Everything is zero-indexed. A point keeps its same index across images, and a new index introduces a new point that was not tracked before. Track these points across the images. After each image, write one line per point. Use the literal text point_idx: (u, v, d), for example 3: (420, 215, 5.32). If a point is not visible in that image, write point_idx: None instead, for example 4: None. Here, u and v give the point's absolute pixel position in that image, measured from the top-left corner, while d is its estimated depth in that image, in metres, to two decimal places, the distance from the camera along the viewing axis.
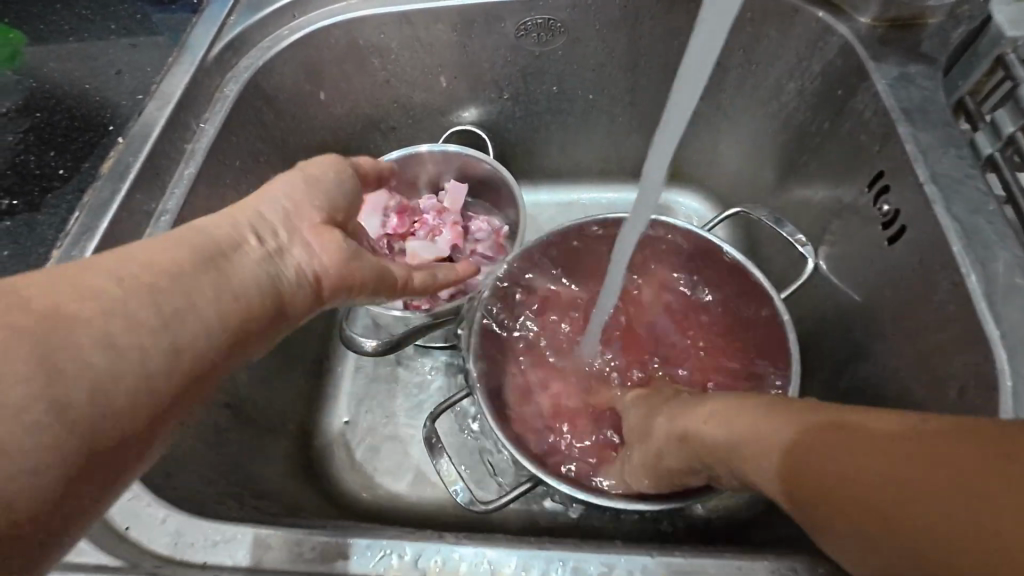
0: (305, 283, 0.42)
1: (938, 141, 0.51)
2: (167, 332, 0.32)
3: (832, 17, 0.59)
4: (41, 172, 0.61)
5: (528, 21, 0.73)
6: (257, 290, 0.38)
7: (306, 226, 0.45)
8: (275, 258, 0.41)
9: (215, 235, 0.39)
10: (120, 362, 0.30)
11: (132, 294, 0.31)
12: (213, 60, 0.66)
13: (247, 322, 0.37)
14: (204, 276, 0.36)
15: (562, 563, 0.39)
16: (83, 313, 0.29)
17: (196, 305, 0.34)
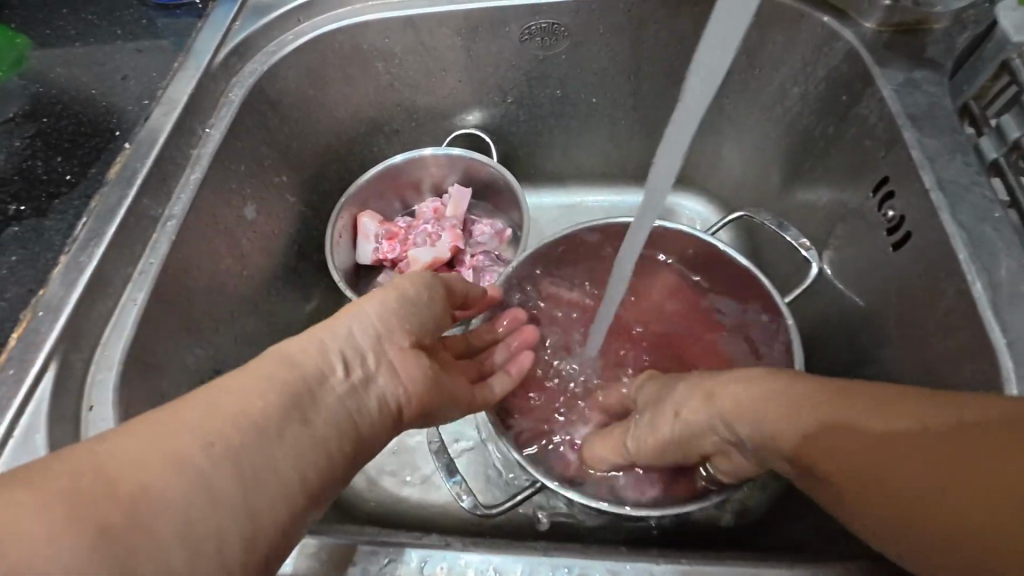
0: (382, 415, 0.42)
1: (945, 147, 0.51)
2: (246, 496, 0.31)
3: (837, 22, 0.58)
4: (49, 178, 0.61)
5: (533, 25, 0.73)
6: (339, 435, 0.38)
7: (393, 349, 0.45)
8: (361, 392, 0.41)
9: (302, 368, 0.38)
10: (194, 543, 0.28)
11: (211, 460, 0.31)
12: (219, 65, 0.67)
13: (326, 474, 0.36)
14: (287, 425, 0.35)
15: (567, 571, 0.40)
16: (163, 490, 0.28)
17: (273, 463, 0.33)
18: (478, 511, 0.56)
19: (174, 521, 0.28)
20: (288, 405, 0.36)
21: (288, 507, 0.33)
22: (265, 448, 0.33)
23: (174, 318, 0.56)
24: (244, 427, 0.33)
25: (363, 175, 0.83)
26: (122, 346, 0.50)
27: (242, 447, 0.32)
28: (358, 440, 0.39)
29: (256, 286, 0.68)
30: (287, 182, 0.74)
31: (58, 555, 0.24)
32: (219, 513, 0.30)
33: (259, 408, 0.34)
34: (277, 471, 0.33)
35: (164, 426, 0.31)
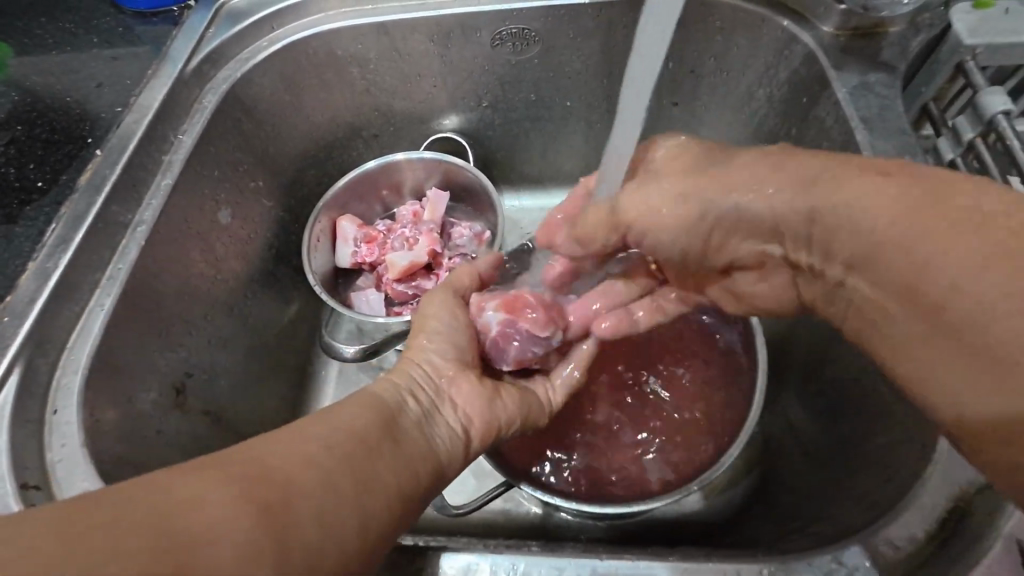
0: (453, 441, 0.46)
1: (894, 149, 0.51)
2: (351, 483, 0.35)
3: (797, 26, 0.60)
4: (21, 185, 0.62)
5: (503, 30, 0.74)
6: (424, 457, 0.42)
7: (448, 381, 0.49)
8: (430, 420, 0.46)
9: (383, 400, 0.44)
10: (322, 531, 0.32)
11: (337, 460, 0.36)
12: (192, 73, 0.67)
13: (418, 486, 0.40)
14: (379, 434, 0.40)
15: (512, 567, 0.40)
16: (303, 482, 0.33)
17: (381, 473, 0.38)
18: (449, 511, 0.57)
19: (312, 511, 0.32)
20: (376, 427, 0.41)
21: (390, 513, 0.37)
22: (372, 459, 0.38)
23: (142, 322, 0.57)
24: (356, 441, 0.38)
25: (340, 180, 0.83)
26: (87, 350, 0.51)
27: (348, 443, 0.37)
28: (435, 468, 0.43)
29: (232, 290, 0.69)
30: (264, 187, 0.75)
31: (220, 511, 0.29)
32: (346, 511, 0.34)
33: (356, 422, 0.40)
34: (385, 478, 0.37)
35: (290, 429, 0.37)
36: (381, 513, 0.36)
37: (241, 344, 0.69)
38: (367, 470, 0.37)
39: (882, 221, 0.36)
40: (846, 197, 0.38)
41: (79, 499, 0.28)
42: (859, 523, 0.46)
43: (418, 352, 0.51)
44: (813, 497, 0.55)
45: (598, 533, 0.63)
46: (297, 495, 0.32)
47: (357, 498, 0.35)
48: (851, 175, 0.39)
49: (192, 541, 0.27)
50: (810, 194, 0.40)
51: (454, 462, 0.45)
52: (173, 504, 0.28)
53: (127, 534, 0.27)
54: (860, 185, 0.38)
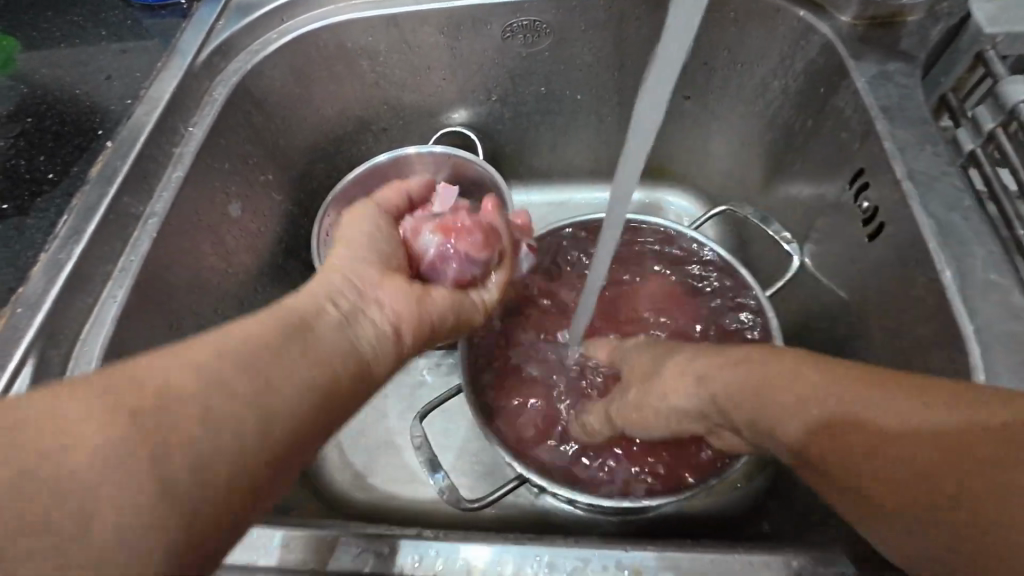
0: (382, 338, 0.44)
1: (915, 138, 0.51)
2: (255, 399, 0.34)
3: (813, 16, 0.59)
4: (32, 177, 0.62)
5: (514, 22, 0.74)
6: (345, 357, 0.41)
7: (373, 285, 0.47)
8: (353, 322, 0.43)
9: (295, 307, 0.41)
10: (220, 443, 0.32)
11: (230, 369, 0.34)
12: (202, 65, 0.67)
13: (339, 379, 0.39)
14: (287, 338, 0.38)
15: (537, 559, 0.40)
16: (190, 395, 0.32)
17: (286, 374, 0.36)
18: (461, 505, 0.57)
19: (201, 423, 0.32)
20: (281, 329, 0.39)
21: (306, 416, 0.37)
22: (275, 363, 0.36)
23: (154, 314, 0.56)
24: (255, 343, 0.36)
25: (349, 174, 0.83)
26: (101, 341, 0.51)
27: (248, 351, 0.36)
28: (360, 363, 0.42)
29: (242, 284, 0.69)
30: (273, 181, 0.75)
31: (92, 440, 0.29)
32: (245, 419, 0.33)
33: (259, 325, 0.38)
34: (290, 377, 0.36)
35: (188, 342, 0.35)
36: (296, 413, 0.36)
37: None
38: (268, 372, 0.36)
39: (747, 389, 0.40)
40: (725, 380, 0.41)
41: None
42: None
43: (333, 260, 0.48)
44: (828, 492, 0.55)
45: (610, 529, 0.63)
46: (191, 407, 0.32)
47: (259, 406, 0.34)
48: (721, 361, 0.43)
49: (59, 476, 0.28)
50: (707, 388, 0.43)
51: (384, 361, 0.44)
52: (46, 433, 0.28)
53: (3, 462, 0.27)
54: (731, 368, 0.42)
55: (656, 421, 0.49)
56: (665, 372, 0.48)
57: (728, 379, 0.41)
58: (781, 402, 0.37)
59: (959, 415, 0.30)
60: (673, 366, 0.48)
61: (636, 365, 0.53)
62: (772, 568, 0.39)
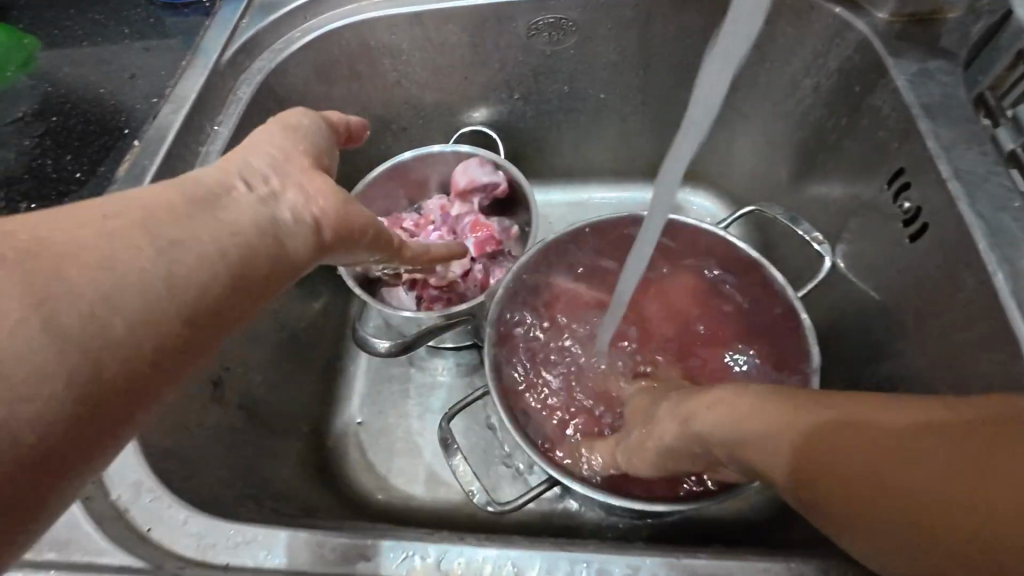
0: (309, 225, 0.38)
1: (960, 137, 0.50)
2: (160, 261, 0.29)
3: (849, 13, 0.58)
4: (59, 176, 0.62)
5: (539, 20, 0.73)
6: (262, 232, 0.35)
7: (299, 170, 0.41)
8: (271, 202, 0.37)
9: (198, 180, 0.35)
10: (117, 305, 0.27)
11: (116, 228, 0.29)
12: (227, 63, 0.67)
13: (257, 256, 0.34)
14: (192, 211, 0.32)
15: (587, 565, 0.39)
16: (59, 247, 0.26)
17: (187, 237, 0.31)
18: (491, 508, 0.57)
19: (70, 273, 0.26)
20: (181, 201, 0.32)
21: (220, 287, 0.31)
22: (178, 230, 0.31)
23: None
24: (150, 211, 0.30)
25: (371, 172, 0.82)
26: None
27: (144, 220, 0.30)
28: (281, 244, 0.36)
29: None
30: None
31: None
32: (136, 278, 0.28)
33: (159, 197, 0.32)
34: (200, 245, 0.31)
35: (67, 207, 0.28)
36: (204, 285, 0.30)
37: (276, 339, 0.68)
38: (167, 233, 0.30)
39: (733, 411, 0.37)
40: (710, 420, 0.39)
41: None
42: None
43: (243, 148, 0.41)
44: None
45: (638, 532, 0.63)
46: (68, 259, 0.26)
47: (153, 265, 0.29)
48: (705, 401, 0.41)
49: None
50: (693, 430, 0.41)
51: (311, 245, 0.38)
52: None
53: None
54: (720, 403, 0.38)
55: (653, 458, 0.48)
56: (661, 416, 0.47)
57: (716, 414, 0.38)
58: (762, 426, 0.35)
59: (956, 413, 0.29)
60: (670, 407, 0.47)
61: (636, 407, 0.55)
62: None
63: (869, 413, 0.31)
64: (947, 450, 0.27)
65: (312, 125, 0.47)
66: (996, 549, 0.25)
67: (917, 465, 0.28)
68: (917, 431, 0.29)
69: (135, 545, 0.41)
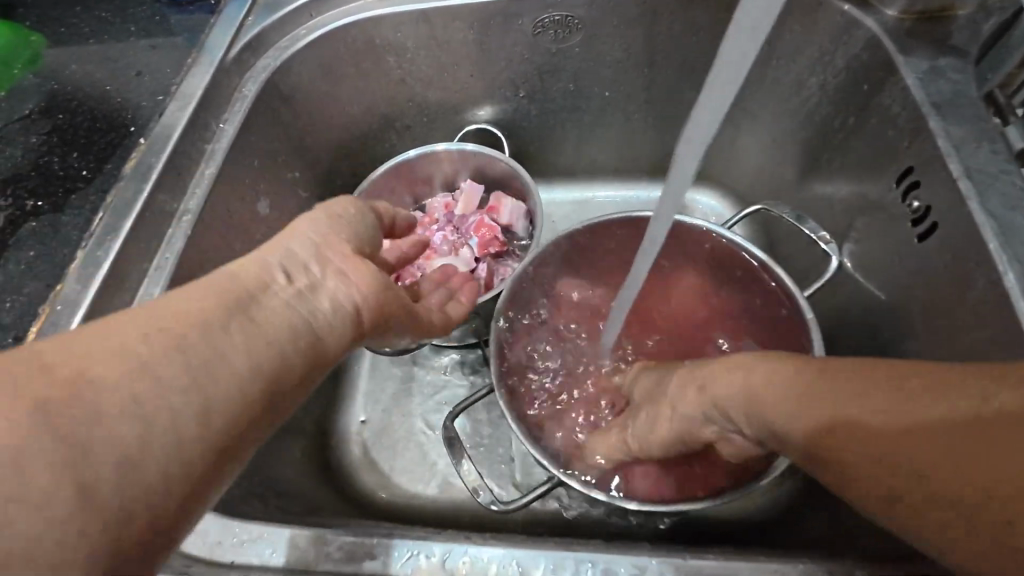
0: (342, 318, 0.40)
1: (971, 136, 0.49)
2: (195, 390, 0.30)
3: (858, 10, 0.57)
4: (65, 174, 0.62)
5: (545, 18, 0.73)
6: (296, 334, 0.36)
7: (339, 256, 0.42)
8: (307, 296, 0.38)
9: (236, 279, 0.36)
10: (153, 440, 0.27)
11: (154, 353, 0.29)
12: (232, 61, 0.67)
13: (290, 364, 0.35)
14: (229, 324, 0.33)
15: (592, 565, 0.39)
16: (106, 374, 0.27)
17: (225, 347, 0.32)
18: (495, 507, 0.56)
19: (110, 403, 0.27)
20: (219, 311, 0.33)
21: (254, 405, 0.32)
22: (215, 347, 0.31)
23: None
24: (188, 327, 0.31)
25: (375, 171, 0.82)
26: None
27: (182, 342, 0.30)
28: (315, 347, 0.37)
29: None
30: (301, 178, 0.74)
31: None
32: (177, 402, 0.29)
33: (198, 308, 0.32)
34: (235, 363, 0.32)
35: (106, 329, 0.29)
36: (237, 404, 0.31)
37: None
38: (202, 354, 0.31)
39: (743, 395, 0.38)
40: (724, 387, 0.40)
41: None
42: None
43: (286, 233, 0.42)
44: None
45: (641, 533, 0.63)
46: (105, 399, 0.27)
47: (192, 384, 0.30)
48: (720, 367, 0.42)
49: None
50: (709, 396, 0.41)
51: (342, 339, 0.40)
52: None
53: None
54: (733, 371, 0.39)
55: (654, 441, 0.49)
56: (673, 387, 0.47)
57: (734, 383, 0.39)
58: (776, 413, 0.35)
59: (956, 404, 0.27)
60: (681, 379, 0.47)
61: (644, 383, 0.54)
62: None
63: (857, 403, 0.31)
64: (938, 446, 0.27)
65: (357, 213, 0.47)
66: (998, 532, 0.26)
67: (915, 460, 0.28)
68: (913, 425, 0.29)
69: None
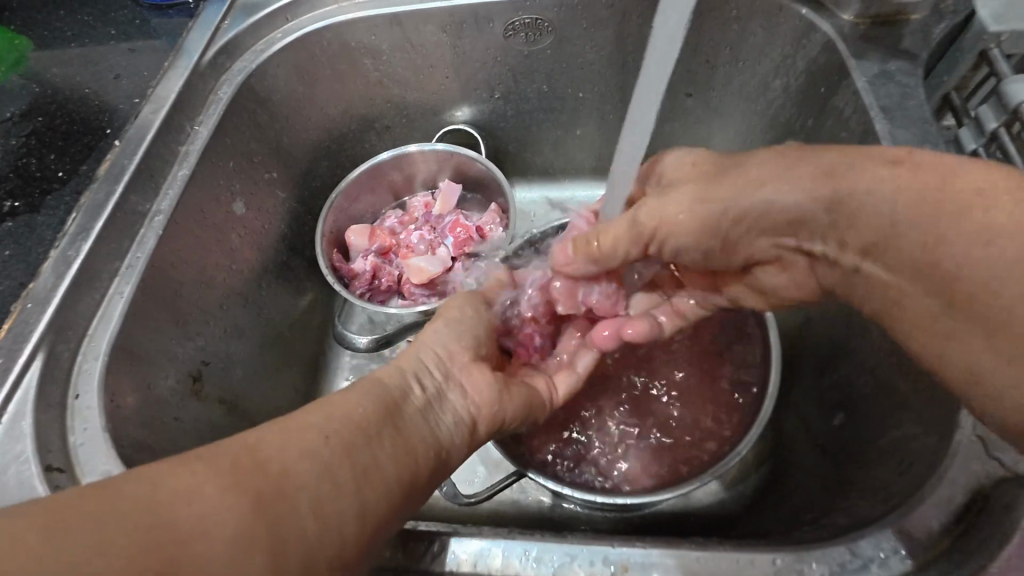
0: (462, 426, 0.44)
1: (915, 139, 0.51)
2: (359, 491, 0.34)
3: (815, 14, 0.59)
4: (42, 175, 0.63)
5: (516, 20, 0.74)
6: (428, 444, 0.40)
7: (461, 368, 0.47)
8: (435, 405, 0.44)
9: (386, 384, 0.42)
10: (323, 530, 0.32)
11: (333, 451, 0.34)
12: (208, 64, 0.68)
13: (421, 471, 0.39)
14: (385, 429, 0.38)
15: (525, 554, 0.41)
16: (297, 472, 0.32)
17: (383, 457, 0.37)
18: (457, 500, 0.58)
19: (301, 500, 0.31)
20: (376, 412, 0.39)
21: (392, 506, 0.36)
22: (376, 448, 0.37)
23: (161, 309, 0.58)
24: (355, 426, 0.37)
25: (352, 172, 0.83)
26: (108, 336, 0.52)
27: (353, 444, 0.35)
28: (440, 452, 0.41)
29: (247, 280, 0.70)
30: (278, 178, 0.76)
31: (209, 511, 0.28)
32: (339, 505, 0.33)
33: (363, 412, 0.38)
34: (388, 465, 0.36)
35: (298, 420, 0.35)
36: (382, 502, 0.35)
37: (256, 334, 0.70)
38: (365, 459, 0.35)
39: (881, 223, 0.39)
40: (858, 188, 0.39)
41: (77, 490, 0.28)
42: (865, 509, 0.46)
43: (418, 341, 0.49)
44: (819, 490, 0.55)
45: (602, 526, 0.63)
46: (293, 486, 0.32)
47: (355, 485, 0.34)
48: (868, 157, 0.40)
49: (186, 534, 0.27)
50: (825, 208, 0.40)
51: (458, 449, 0.43)
52: (165, 495, 0.28)
53: (106, 525, 0.26)
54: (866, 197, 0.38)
55: (689, 238, 0.47)
56: (749, 179, 0.44)
57: (869, 193, 0.39)
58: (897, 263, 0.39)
59: None
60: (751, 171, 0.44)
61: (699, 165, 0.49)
62: (756, 565, 0.39)
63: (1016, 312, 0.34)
64: None
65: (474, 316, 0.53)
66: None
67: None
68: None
69: None
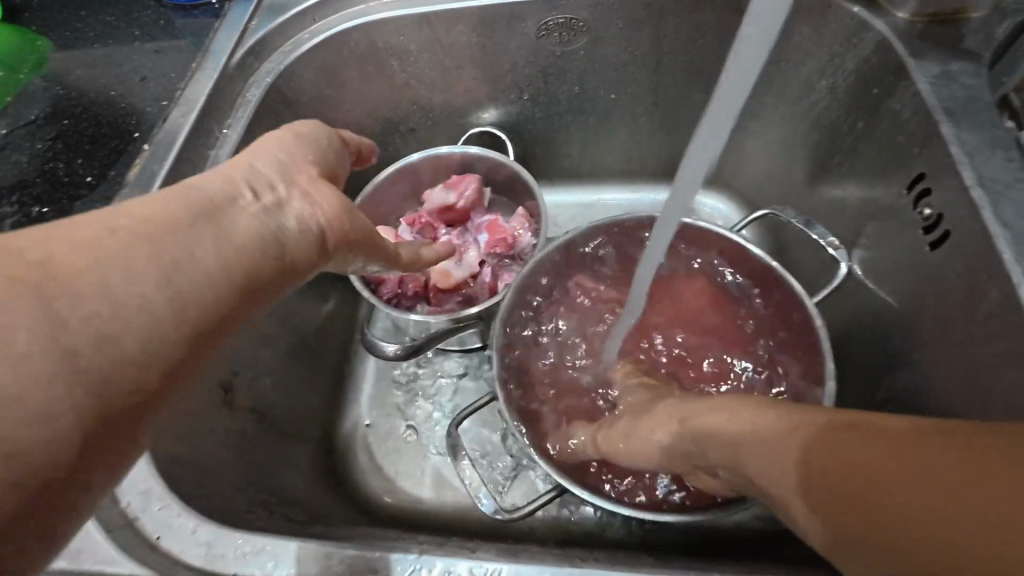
0: (309, 235, 0.39)
1: (984, 142, 0.49)
2: (169, 276, 0.29)
3: (868, 13, 0.56)
4: (69, 180, 0.62)
5: (550, 20, 0.72)
6: (264, 246, 0.35)
7: (304, 179, 0.41)
8: (274, 211, 0.37)
9: (204, 191, 0.35)
10: (134, 322, 0.27)
11: (122, 241, 0.29)
12: (236, 66, 0.67)
13: (260, 266, 0.34)
14: (203, 225, 0.32)
15: None
16: (77, 260, 0.27)
17: (202, 249, 0.31)
18: (499, 516, 0.56)
19: (88, 288, 0.26)
20: (191, 209, 0.33)
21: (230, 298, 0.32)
22: (189, 238, 0.31)
23: None
24: (160, 219, 0.31)
25: (378, 174, 0.82)
26: None
27: (156, 237, 0.30)
28: (284, 255, 0.36)
29: None
30: None
31: None
32: (145, 294, 0.28)
33: (167, 211, 0.32)
34: (207, 252, 0.32)
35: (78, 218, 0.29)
36: (209, 292, 0.31)
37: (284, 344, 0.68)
38: (174, 250, 0.30)
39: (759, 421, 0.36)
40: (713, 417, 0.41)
41: None
42: None
43: (251, 152, 0.41)
44: None
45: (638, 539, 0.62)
46: (72, 276, 0.26)
47: (162, 294, 0.29)
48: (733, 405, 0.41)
49: None
50: (691, 430, 0.42)
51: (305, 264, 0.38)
52: None
53: None
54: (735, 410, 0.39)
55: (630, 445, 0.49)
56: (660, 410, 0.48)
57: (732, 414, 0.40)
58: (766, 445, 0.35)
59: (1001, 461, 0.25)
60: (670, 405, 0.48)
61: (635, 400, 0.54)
62: None
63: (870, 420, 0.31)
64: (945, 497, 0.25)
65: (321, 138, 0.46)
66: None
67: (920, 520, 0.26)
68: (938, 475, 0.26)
69: (143, 553, 0.41)
